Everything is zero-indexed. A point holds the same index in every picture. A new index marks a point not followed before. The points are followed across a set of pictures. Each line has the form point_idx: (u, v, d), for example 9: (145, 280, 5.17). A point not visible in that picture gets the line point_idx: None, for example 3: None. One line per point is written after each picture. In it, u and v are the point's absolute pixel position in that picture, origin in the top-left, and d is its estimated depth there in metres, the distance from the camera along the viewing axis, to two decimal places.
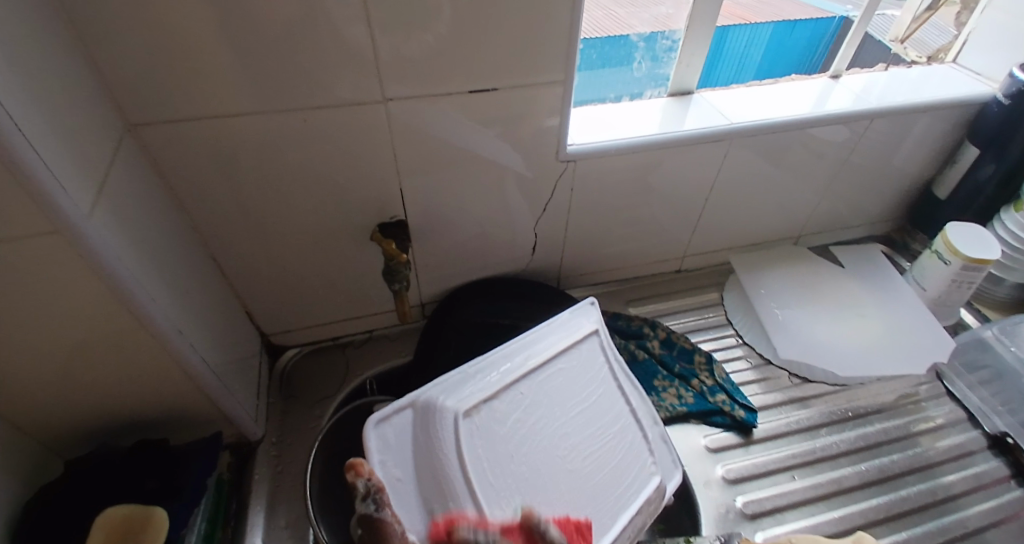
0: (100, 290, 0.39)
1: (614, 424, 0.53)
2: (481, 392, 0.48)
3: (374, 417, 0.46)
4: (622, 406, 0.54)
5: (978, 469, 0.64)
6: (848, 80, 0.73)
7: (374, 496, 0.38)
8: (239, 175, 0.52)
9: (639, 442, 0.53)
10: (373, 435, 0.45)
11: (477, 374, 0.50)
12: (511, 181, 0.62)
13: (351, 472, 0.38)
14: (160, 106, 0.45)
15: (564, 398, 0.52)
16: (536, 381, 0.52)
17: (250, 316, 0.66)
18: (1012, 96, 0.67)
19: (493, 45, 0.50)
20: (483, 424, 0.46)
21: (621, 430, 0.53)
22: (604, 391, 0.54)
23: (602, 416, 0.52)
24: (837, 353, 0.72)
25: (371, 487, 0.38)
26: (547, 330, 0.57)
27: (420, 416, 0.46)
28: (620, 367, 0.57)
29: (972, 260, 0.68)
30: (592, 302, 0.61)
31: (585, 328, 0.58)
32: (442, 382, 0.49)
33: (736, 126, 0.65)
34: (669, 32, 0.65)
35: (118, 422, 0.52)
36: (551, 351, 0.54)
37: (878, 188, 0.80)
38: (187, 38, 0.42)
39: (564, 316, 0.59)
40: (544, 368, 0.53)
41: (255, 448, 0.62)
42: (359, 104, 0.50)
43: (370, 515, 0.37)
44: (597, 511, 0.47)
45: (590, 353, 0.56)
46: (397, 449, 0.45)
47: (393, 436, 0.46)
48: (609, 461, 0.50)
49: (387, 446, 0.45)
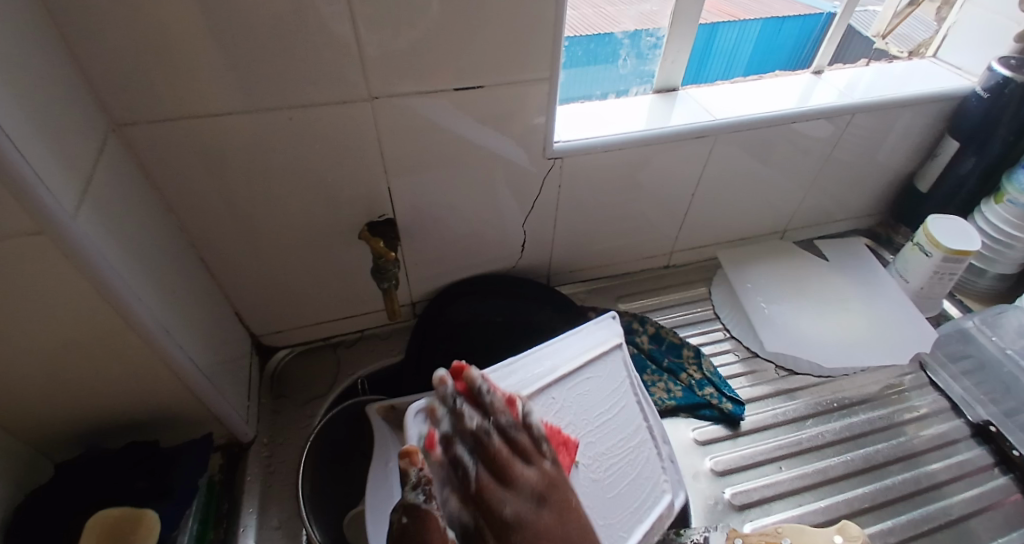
0: (88, 290, 0.39)
1: (633, 438, 0.55)
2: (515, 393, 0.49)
3: (415, 406, 0.45)
4: (642, 421, 0.56)
5: (962, 457, 0.65)
6: (831, 76, 0.74)
7: (424, 486, 0.39)
8: (225, 175, 0.52)
9: (653, 458, 0.55)
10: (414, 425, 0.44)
11: (513, 374, 0.51)
12: (499, 178, 0.62)
13: (406, 459, 0.39)
14: (143, 106, 0.45)
15: (592, 407, 0.53)
16: (566, 387, 0.53)
17: (239, 316, 0.66)
18: (990, 90, 0.68)
19: (479, 43, 0.50)
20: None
21: (639, 444, 0.55)
22: (627, 404, 0.56)
23: (623, 427, 0.54)
24: (822, 345, 0.74)
25: (422, 478, 0.39)
26: (574, 337, 0.57)
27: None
28: (643, 383, 0.58)
29: (953, 252, 0.69)
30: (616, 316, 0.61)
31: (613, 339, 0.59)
32: (480, 378, 0.50)
33: (720, 122, 0.65)
34: (654, 29, 0.66)
35: (107, 425, 0.52)
36: (581, 358, 0.55)
37: (861, 182, 0.81)
38: (171, 37, 0.42)
39: (596, 323, 0.59)
40: (572, 374, 0.54)
41: (246, 448, 0.62)
42: (345, 103, 0.50)
43: (419, 504, 0.38)
44: (613, 521, 0.49)
45: (615, 365, 0.58)
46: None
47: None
48: (626, 474, 0.52)
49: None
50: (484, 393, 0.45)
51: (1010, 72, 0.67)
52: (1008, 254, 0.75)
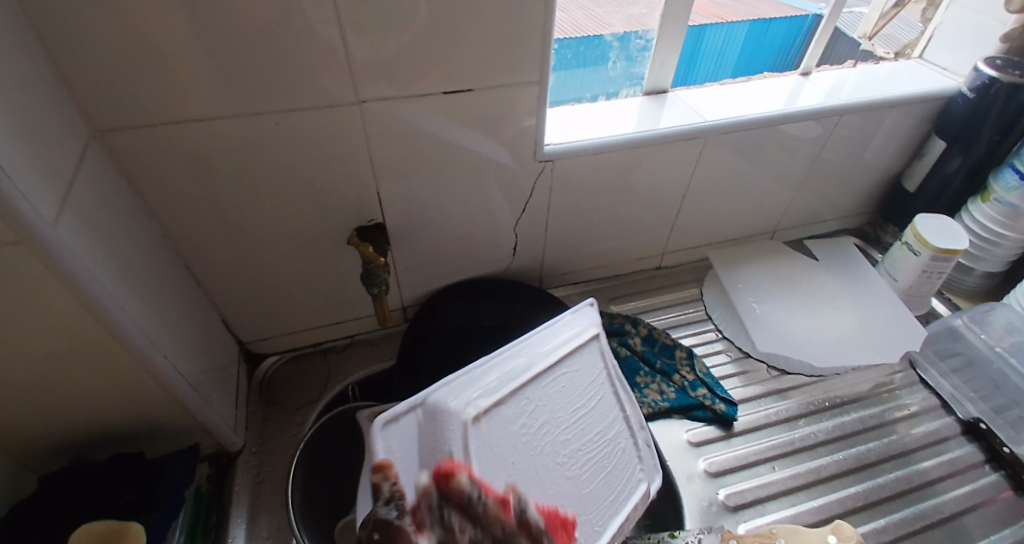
0: (69, 300, 0.38)
1: (609, 429, 0.52)
2: (487, 395, 0.46)
3: (382, 418, 0.44)
4: (620, 411, 0.53)
5: (952, 454, 0.65)
6: (818, 77, 0.75)
7: (396, 501, 0.39)
8: (211, 181, 0.51)
9: (630, 447, 0.52)
10: (380, 438, 0.43)
11: (485, 375, 0.49)
12: (489, 181, 0.62)
13: (380, 472, 0.40)
14: (126, 112, 0.44)
15: (568, 402, 0.50)
16: (541, 384, 0.50)
17: (227, 324, 0.65)
18: (976, 89, 0.69)
19: (467, 46, 0.50)
20: (487, 432, 0.44)
21: (616, 435, 0.52)
22: (604, 396, 0.53)
23: (601, 420, 0.52)
24: (813, 345, 0.74)
25: (394, 492, 0.40)
26: (549, 331, 0.55)
27: (426, 421, 0.44)
28: (620, 372, 0.56)
29: (941, 250, 0.70)
30: (594, 303, 0.59)
31: (590, 330, 0.56)
32: (449, 383, 0.47)
33: (710, 124, 0.66)
34: (643, 31, 0.66)
35: (91, 437, 0.51)
36: (556, 353, 0.52)
37: (850, 182, 0.82)
38: (153, 42, 0.41)
39: (571, 317, 0.57)
40: (548, 371, 0.51)
41: (235, 458, 0.61)
42: (332, 107, 0.50)
43: (389, 519, 0.38)
44: (589, 518, 0.46)
45: (592, 356, 0.55)
46: (402, 452, 0.43)
47: (398, 442, 0.43)
48: (603, 468, 0.49)
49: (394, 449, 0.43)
50: (475, 502, 0.40)
51: (996, 72, 0.67)
52: (995, 253, 0.76)
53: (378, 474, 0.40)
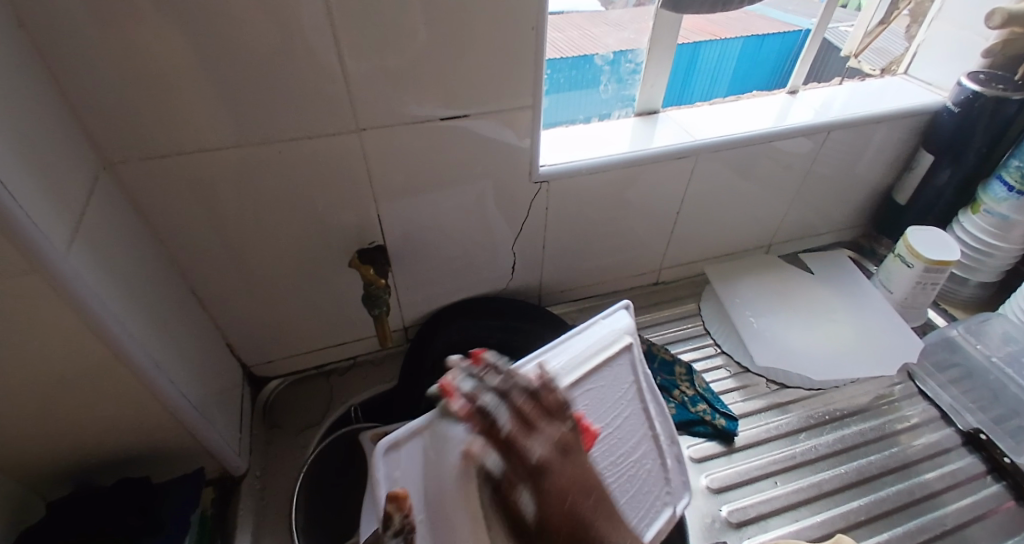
0: (79, 328, 0.39)
1: (637, 447, 0.55)
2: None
3: (383, 444, 0.47)
4: (647, 429, 0.56)
5: (954, 465, 0.65)
6: (807, 95, 0.77)
7: (406, 533, 0.43)
8: (216, 208, 0.53)
9: (656, 467, 0.55)
10: (381, 466, 0.46)
11: None
12: (486, 202, 0.63)
13: (393, 503, 0.44)
14: (135, 145, 0.46)
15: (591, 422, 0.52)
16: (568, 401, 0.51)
17: (231, 347, 0.66)
18: (960, 104, 0.70)
19: (462, 73, 0.52)
20: None
21: (642, 454, 0.55)
22: (630, 413, 0.55)
23: (625, 440, 0.54)
24: (812, 358, 0.74)
25: (404, 524, 0.43)
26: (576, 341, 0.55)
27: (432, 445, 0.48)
28: (651, 385, 0.57)
29: (933, 262, 0.71)
30: (624, 307, 0.58)
31: (619, 340, 0.56)
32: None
33: (701, 142, 0.67)
34: (633, 55, 0.68)
35: (98, 461, 0.51)
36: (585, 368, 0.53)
37: (843, 195, 0.83)
38: (162, 77, 0.43)
39: (599, 322, 0.57)
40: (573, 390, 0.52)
41: (239, 482, 0.61)
42: (332, 135, 0.52)
43: None
44: None
45: (621, 369, 0.56)
46: (405, 477, 0.47)
47: (403, 463, 0.47)
48: (626, 491, 0.52)
49: (398, 473, 0.47)
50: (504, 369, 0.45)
51: (979, 87, 0.68)
52: (988, 263, 0.77)
53: (393, 505, 0.43)
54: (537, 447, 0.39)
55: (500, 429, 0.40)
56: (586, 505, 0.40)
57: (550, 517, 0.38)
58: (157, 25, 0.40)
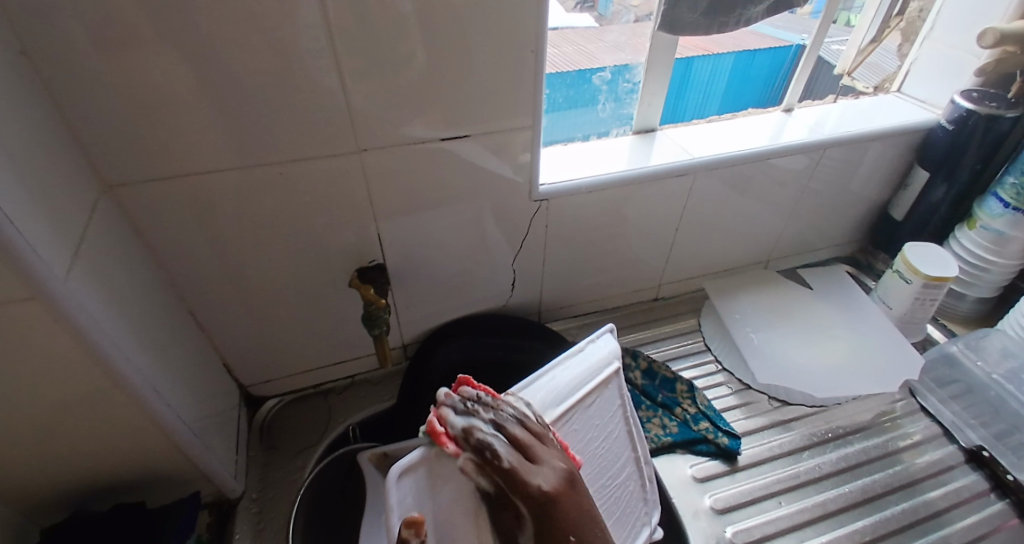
0: (76, 353, 0.39)
1: (621, 472, 0.54)
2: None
3: (397, 467, 0.39)
4: (632, 453, 0.56)
5: (958, 483, 0.65)
6: (801, 113, 0.78)
7: None
8: (215, 230, 0.53)
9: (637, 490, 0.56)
10: (396, 492, 0.38)
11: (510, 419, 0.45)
12: (486, 220, 0.64)
13: (410, 527, 0.37)
14: (135, 168, 0.46)
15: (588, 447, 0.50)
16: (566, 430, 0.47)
17: (229, 367, 0.65)
18: (954, 122, 0.71)
19: (461, 94, 0.52)
20: None
21: (627, 477, 0.55)
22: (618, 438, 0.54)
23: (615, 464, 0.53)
24: (812, 374, 0.74)
25: None
26: (572, 362, 0.50)
27: (446, 471, 0.41)
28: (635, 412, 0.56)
29: (931, 278, 0.71)
30: (611, 330, 0.55)
31: (610, 365, 0.53)
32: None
33: (699, 161, 0.68)
34: (630, 74, 0.69)
35: (93, 488, 0.51)
36: (584, 391, 0.49)
37: (839, 211, 0.84)
38: (163, 101, 0.43)
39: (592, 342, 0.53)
40: (569, 417, 0.48)
41: (235, 505, 0.60)
42: (333, 156, 0.52)
43: None
44: None
45: (611, 396, 0.53)
46: (418, 503, 0.40)
47: (414, 490, 0.40)
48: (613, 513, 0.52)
49: (410, 498, 0.39)
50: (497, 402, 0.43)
51: (972, 105, 0.69)
52: (986, 278, 0.77)
53: (411, 530, 0.37)
54: (540, 478, 0.38)
55: (500, 461, 0.38)
56: (587, 541, 0.39)
57: (551, 536, 0.38)
58: (160, 51, 0.41)
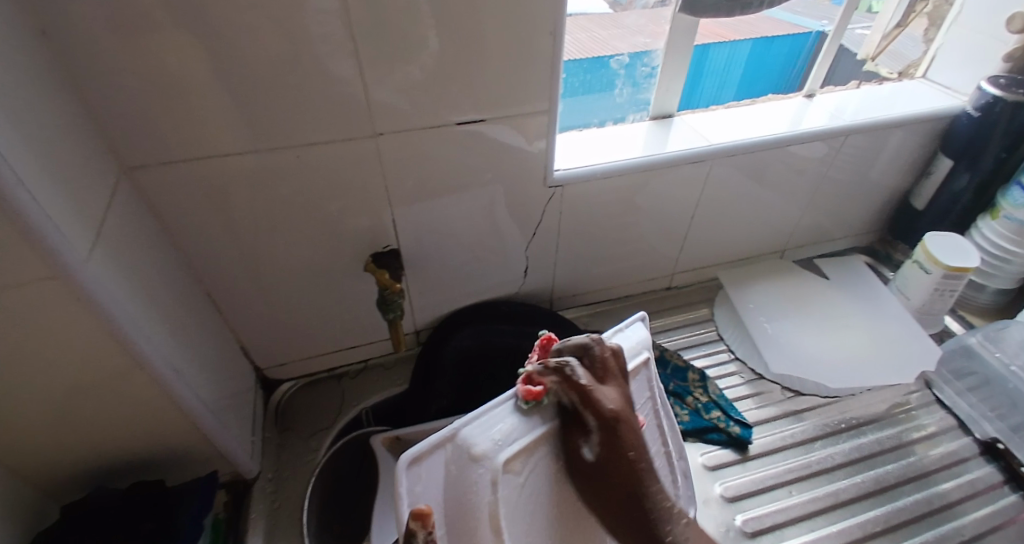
0: (97, 333, 0.39)
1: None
2: (519, 434, 0.43)
3: (406, 455, 0.40)
4: (664, 447, 0.54)
5: (972, 475, 0.65)
6: (822, 99, 0.76)
7: None
8: (232, 213, 0.53)
9: (670, 485, 0.54)
10: (406, 480, 0.40)
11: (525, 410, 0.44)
12: (501, 206, 0.63)
13: (416, 520, 0.37)
14: (153, 151, 0.46)
15: None
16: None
17: (245, 350, 0.66)
18: (981, 109, 0.69)
19: (478, 78, 0.51)
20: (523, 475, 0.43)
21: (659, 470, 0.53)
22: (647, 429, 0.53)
23: None
24: (826, 364, 0.74)
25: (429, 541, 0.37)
26: None
27: (453, 463, 0.42)
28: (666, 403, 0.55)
29: (952, 269, 0.70)
30: (641, 318, 0.55)
31: (639, 354, 0.53)
32: (476, 416, 0.43)
33: (717, 147, 0.67)
34: (648, 59, 0.67)
35: (114, 465, 0.52)
36: None
37: (858, 200, 0.82)
38: (180, 83, 0.43)
39: (622, 332, 0.53)
40: None
41: (250, 486, 0.61)
42: (348, 140, 0.51)
43: None
44: None
45: (640, 386, 0.53)
46: (428, 491, 0.41)
47: (425, 477, 0.41)
48: None
49: (420, 487, 0.41)
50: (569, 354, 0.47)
51: (999, 91, 0.68)
52: (1007, 269, 0.75)
53: (417, 522, 0.36)
54: (609, 400, 0.42)
55: (579, 387, 0.42)
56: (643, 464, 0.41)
57: (612, 456, 0.41)
58: (176, 31, 0.40)
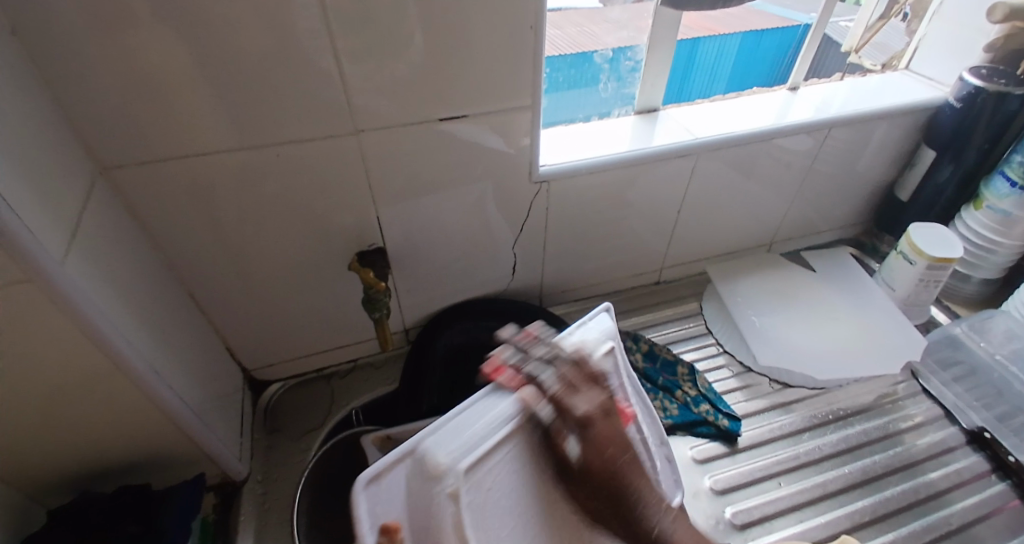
0: (74, 336, 0.39)
1: None
2: (481, 443, 0.42)
3: (363, 476, 0.39)
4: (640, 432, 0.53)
5: (959, 464, 0.65)
6: (806, 92, 0.76)
7: None
8: (214, 212, 0.52)
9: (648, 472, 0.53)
10: (364, 503, 0.39)
11: (487, 412, 0.43)
12: (488, 202, 0.63)
13: (385, 536, 0.38)
14: (131, 150, 0.46)
15: None
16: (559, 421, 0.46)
17: (231, 352, 0.65)
18: (962, 99, 0.69)
19: (460, 73, 0.51)
20: (488, 481, 0.42)
21: None
22: None
23: None
24: (814, 357, 0.74)
25: None
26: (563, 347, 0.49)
27: (417, 474, 0.41)
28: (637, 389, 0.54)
29: (935, 260, 0.70)
30: (606, 309, 0.53)
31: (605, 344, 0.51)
32: (441, 425, 0.42)
33: (702, 141, 0.67)
34: (633, 53, 0.67)
35: (98, 468, 0.51)
36: None
37: (844, 193, 0.83)
38: (157, 82, 0.43)
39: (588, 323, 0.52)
40: None
41: (239, 487, 0.61)
42: (330, 138, 0.51)
43: None
44: None
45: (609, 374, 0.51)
46: (390, 510, 0.40)
47: (387, 497, 0.40)
48: None
49: (381, 507, 0.39)
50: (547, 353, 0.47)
51: (981, 81, 0.68)
52: (991, 259, 0.76)
53: (385, 537, 0.38)
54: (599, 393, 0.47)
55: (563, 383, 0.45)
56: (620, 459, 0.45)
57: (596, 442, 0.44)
58: (150, 27, 0.40)
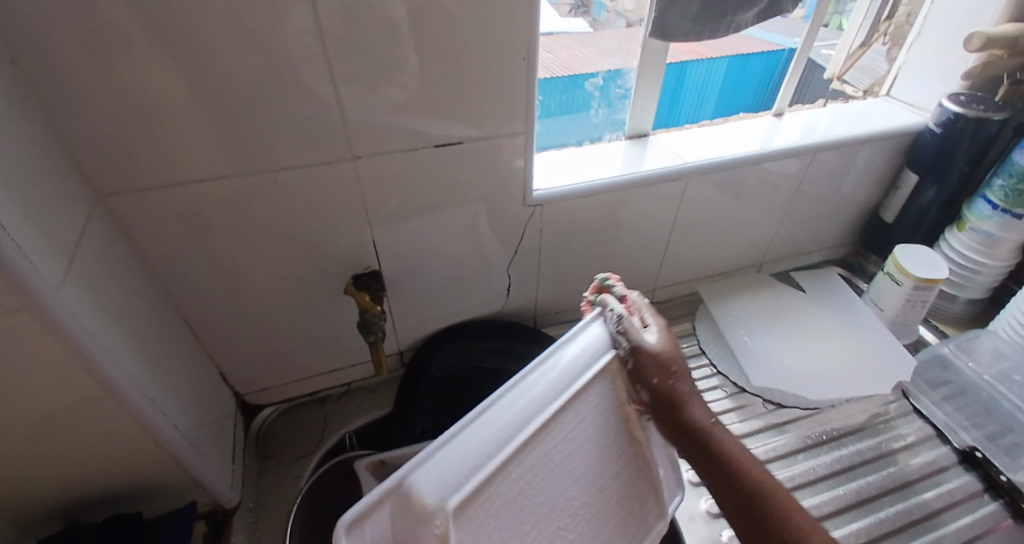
0: (68, 363, 0.39)
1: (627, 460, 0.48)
2: (474, 473, 0.36)
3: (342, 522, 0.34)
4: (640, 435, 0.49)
5: (951, 484, 0.65)
6: (791, 118, 0.78)
7: None
8: (210, 237, 0.53)
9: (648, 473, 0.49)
10: None
11: (480, 436, 0.38)
12: (482, 225, 0.64)
13: None
14: (130, 177, 0.46)
15: (578, 440, 0.44)
16: (549, 447, 0.41)
17: (224, 376, 0.65)
18: (942, 125, 0.72)
19: (455, 101, 0.52)
20: (482, 510, 0.37)
21: (634, 463, 0.48)
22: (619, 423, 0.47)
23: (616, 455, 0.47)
24: (806, 377, 0.75)
25: None
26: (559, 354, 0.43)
27: (401, 514, 0.35)
28: None
29: (922, 280, 0.71)
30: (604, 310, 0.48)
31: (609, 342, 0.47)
32: (429, 455, 0.36)
33: (692, 166, 0.68)
34: (623, 81, 0.69)
35: (87, 498, 0.50)
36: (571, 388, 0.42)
37: (831, 214, 0.85)
38: (157, 110, 0.44)
39: (581, 334, 0.46)
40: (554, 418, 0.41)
41: (230, 516, 0.60)
42: (327, 164, 0.52)
43: None
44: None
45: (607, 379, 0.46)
46: None
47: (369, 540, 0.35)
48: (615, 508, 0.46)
49: None
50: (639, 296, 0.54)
51: (960, 108, 0.70)
52: (976, 279, 0.78)
53: None
54: None
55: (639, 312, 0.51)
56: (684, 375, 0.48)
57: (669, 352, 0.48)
58: (152, 57, 0.41)
